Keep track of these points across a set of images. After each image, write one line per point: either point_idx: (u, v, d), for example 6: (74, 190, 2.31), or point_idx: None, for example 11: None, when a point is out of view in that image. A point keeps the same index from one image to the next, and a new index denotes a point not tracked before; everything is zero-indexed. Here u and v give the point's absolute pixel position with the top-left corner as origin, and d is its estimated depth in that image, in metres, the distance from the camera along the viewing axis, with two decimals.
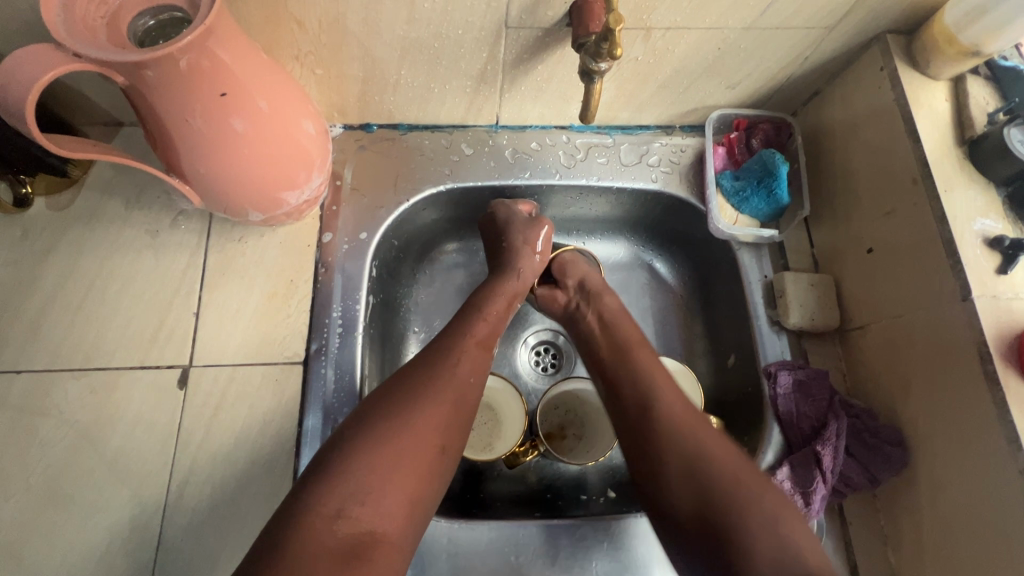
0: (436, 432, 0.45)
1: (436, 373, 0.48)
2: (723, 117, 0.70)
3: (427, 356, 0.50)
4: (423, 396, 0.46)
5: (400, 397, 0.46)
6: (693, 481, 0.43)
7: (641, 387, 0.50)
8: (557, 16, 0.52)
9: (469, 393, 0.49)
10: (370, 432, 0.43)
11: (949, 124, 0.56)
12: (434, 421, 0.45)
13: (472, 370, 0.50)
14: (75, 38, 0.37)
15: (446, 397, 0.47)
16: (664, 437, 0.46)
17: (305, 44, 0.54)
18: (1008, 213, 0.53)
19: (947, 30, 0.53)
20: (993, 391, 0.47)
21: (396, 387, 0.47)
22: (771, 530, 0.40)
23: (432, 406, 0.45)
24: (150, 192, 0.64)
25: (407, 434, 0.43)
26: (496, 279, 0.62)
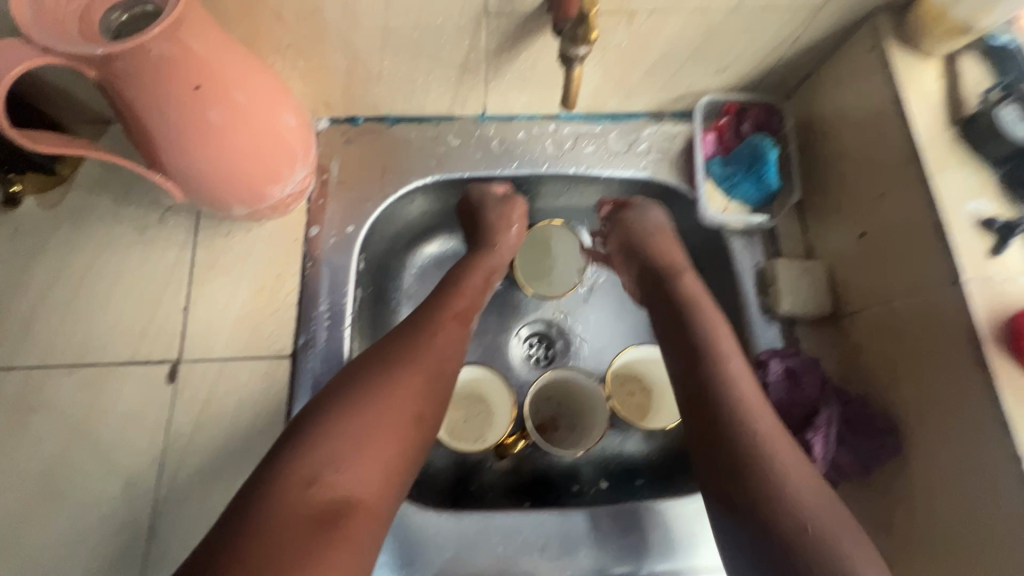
0: (413, 400, 0.45)
1: (414, 344, 0.49)
2: (713, 102, 0.68)
3: (404, 330, 0.50)
4: (400, 364, 0.47)
5: (374, 371, 0.46)
6: (764, 472, 0.45)
7: (738, 394, 0.49)
8: (536, 2, 0.52)
9: (446, 364, 0.49)
10: (346, 403, 0.43)
11: (942, 103, 0.55)
12: (410, 390, 0.46)
13: (450, 342, 0.51)
14: (44, 32, 0.37)
15: (423, 368, 0.47)
16: (744, 424, 0.48)
17: (284, 36, 0.54)
18: (1002, 193, 0.52)
19: (937, 7, 0.52)
20: (984, 376, 0.46)
21: (373, 360, 0.47)
22: (794, 525, 0.43)
23: (408, 374, 0.46)
24: (138, 189, 0.64)
25: (382, 403, 0.44)
26: (470, 258, 0.64)
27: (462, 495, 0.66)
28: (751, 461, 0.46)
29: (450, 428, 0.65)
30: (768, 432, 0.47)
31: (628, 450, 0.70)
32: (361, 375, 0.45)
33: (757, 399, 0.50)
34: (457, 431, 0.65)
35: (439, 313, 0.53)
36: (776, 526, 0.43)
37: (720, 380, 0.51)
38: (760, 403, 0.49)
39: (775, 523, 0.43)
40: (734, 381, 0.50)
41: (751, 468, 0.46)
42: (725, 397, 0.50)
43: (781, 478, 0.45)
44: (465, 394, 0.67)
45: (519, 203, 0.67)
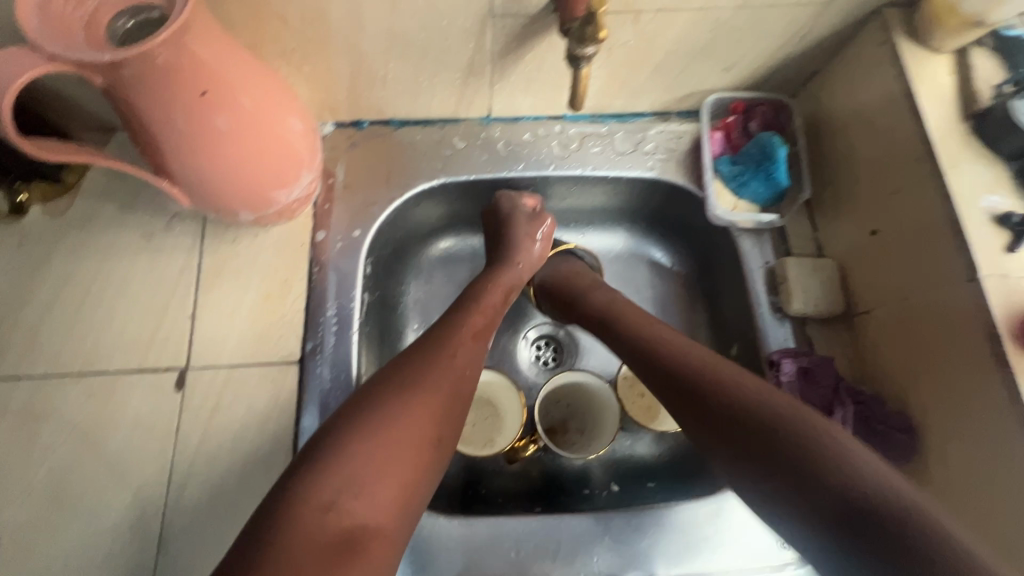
0: (429, 423, 0.45)
1: (430, 364, 0.48)
2: (720, 101, 0.68)
3: (418, 348, 0.50)
4: (417, 385, 0.46)
5: (390, 392, 0.45)
6: (768, 404, 0.44)
7: (703, 359, 0.50)
8: (542, 2, 0.51)
9: (462, 385, 0.49)
10: (362, 423, 0.43)
11: (953, 98, 0.54)
12: (427, 413, 0.45)
13: (467, 362, 0.50)
14: (50, 40, 0.37)
15: (440, 390, 0.47)
16: (732, 380, 0.47)
17: (290, 40, 0.54)
18: (1017, 188, 0.51)
19: (948, 1, 0.51)
20: (1003, 374, 0.45)
21: (388, 380, 0.46)
22: (837, 450, 0.40)
23: (425, 398, 0.45)
24: (144, 196, 0.64)
25: (399, 426, 0.43)
26: (491, 273, 0.62)
27: (472, 500, 0.65)
28: (751, 395, 0.45)
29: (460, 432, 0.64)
30: (743, 376, 0.47)
31: (638, 453, 0.70)
32: (376, 395, 0.45)
33: (753, 380, 0.47)
34: (468, 435, 0.64)
35: (457, 333, 0.52)
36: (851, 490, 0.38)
37: (676, 355, 0.51)
38: (726, 366, 0.49)
39: (841, 484, 0.38)
40: (691, 353, 0.51)
41: (751, 399, 0.45)
42: (729, 382, 0.47)
43: (799, 413, 0.43)
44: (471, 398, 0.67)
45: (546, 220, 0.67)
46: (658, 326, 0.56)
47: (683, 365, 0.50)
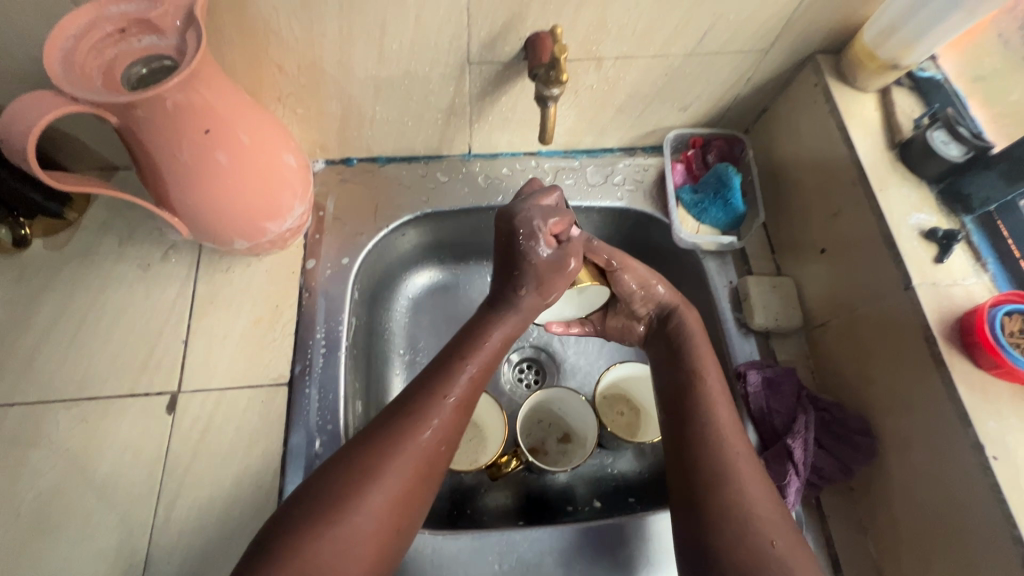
0: (395, 509, 0.45)
1: (406, 439, 0.46)
2: (680, 136, 0.74)
3: (398, 417, 0.48)
4: (391, 465, 0.45)
5: (361, 471, 0.45)
6: (735, 495, 0.46)
7: (715, 420, 0.51)
8: (514, 51, 0.58)
9: (435, 462, 0.48)
10: (332, 507, 0.43)
11: (881, 131, 0.61)
12: (394, 497, 0.45)
13: (443, 439, 0.48)
14: (71, 83, 0.42)
15: (420, 448, 0.47)
16: (724, 461, 0.48)
17: (286, 86, 0.59)
18: (941, 208, 0.57)
19: (867, 47, 0.59)
20: (941, 372, 0.50)
21: (360, 456, 0.46)
22: (743, 513, 0.45)
23: (405, 459, 0.46)
24: (142, 230, 0.68)
25: (367, 513, 0.43)
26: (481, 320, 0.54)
27: (458, 519, 0.67)
28: (724, 484, 0.47)
29: None
30: (740, 453, 0.49)
31: (620, 469, 0.72)
32: (348, 474, 0.45)
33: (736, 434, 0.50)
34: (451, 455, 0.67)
35: (438, 399, 0.49)
36: (724, 538, 0.44)
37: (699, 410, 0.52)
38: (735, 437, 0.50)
39: (721, 531, 0.45)
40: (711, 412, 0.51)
41: (719, 485, 0.47)
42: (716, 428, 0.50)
43: (756, 520, 0.45)
44: None
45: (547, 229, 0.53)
46: (704, 368, 0.54)
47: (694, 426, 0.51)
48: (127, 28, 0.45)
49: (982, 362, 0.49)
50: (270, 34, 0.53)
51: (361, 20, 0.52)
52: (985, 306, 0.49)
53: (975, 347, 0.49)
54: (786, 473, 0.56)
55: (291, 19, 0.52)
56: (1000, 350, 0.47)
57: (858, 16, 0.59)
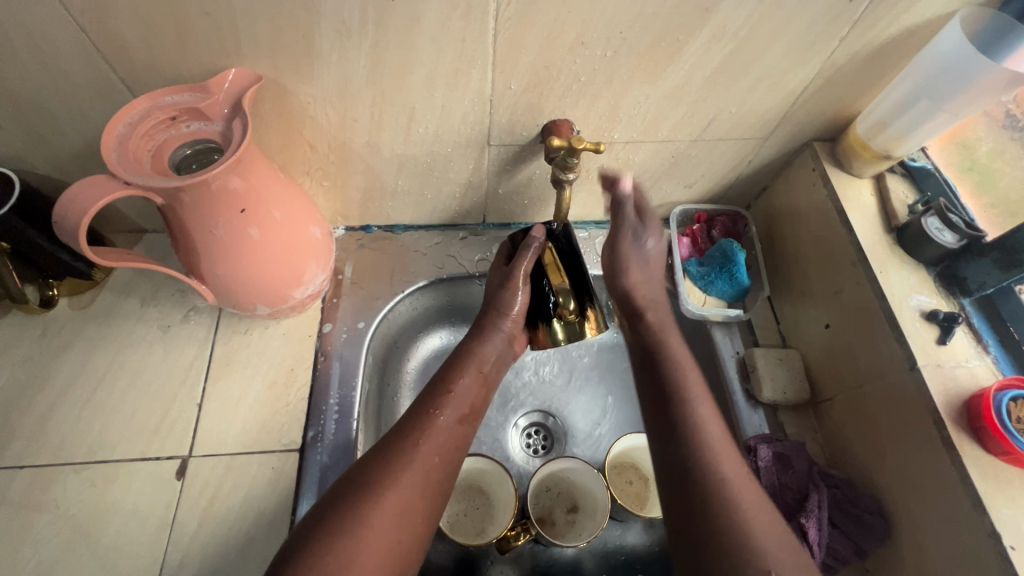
0: (404, 513, 0.46)
1: (405, 453, 0.49)
2: (685, 212, 0.78)
3: (397, 436, 0.50)
4: (397, 476, 0.47)
5: (364, 484, 0.46)
6: (728, 500, 0.46)
7: (713, 451, 0.49)
8: (531, 135, 0.62)
9: (434, 474, 0.49)
10: (337, 522, 0.44)
11: (877, 215, 0.64)
12: (398, 506, 0.46)
13: (437, 450, 0.51)
14: (123, 165, 0.45)
15: (433, 439, 0.51)
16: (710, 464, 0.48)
17: (315, 162, 0.63)
18: (939, 290, 0.60)
19: (861, 139, 0.64)
20: (952, 455, 0.51)
21: (384, 452, 0.49)
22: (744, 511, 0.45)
23: (428, 446, 0.50)
24: (165, 291, 0.70)
25: (375, 522, 0.44)
26: (468, 347, 0.60)
27: None
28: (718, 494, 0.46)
29: (450, 523, 0.65)
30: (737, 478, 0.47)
31: (629, 542, 0.70)
32: (351, 492, 0.46)
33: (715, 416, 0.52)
34: (458, 526, 0.66)
35: (430, 416, 0.52)
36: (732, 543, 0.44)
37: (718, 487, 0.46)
38: (741, 480, 0.47)
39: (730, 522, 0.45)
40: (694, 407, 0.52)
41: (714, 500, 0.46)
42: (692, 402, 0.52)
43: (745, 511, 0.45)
44: (464, 487, 0.68)
45: (521, 266, 0.60)
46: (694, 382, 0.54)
47: (702, 484, 0.47)
48: (178, 115, 0.49)
49: (992, 447, 0.50)
50: (307, 118, 0.57)
51: (392, 108, 0.56)
52: (990, 390, 0.51)
53: (984, 432, 0.50)
54: None
55: (328, 106, 0.56)
56: (1008, 437, 0.48)
57: (851, 110, 0.64)
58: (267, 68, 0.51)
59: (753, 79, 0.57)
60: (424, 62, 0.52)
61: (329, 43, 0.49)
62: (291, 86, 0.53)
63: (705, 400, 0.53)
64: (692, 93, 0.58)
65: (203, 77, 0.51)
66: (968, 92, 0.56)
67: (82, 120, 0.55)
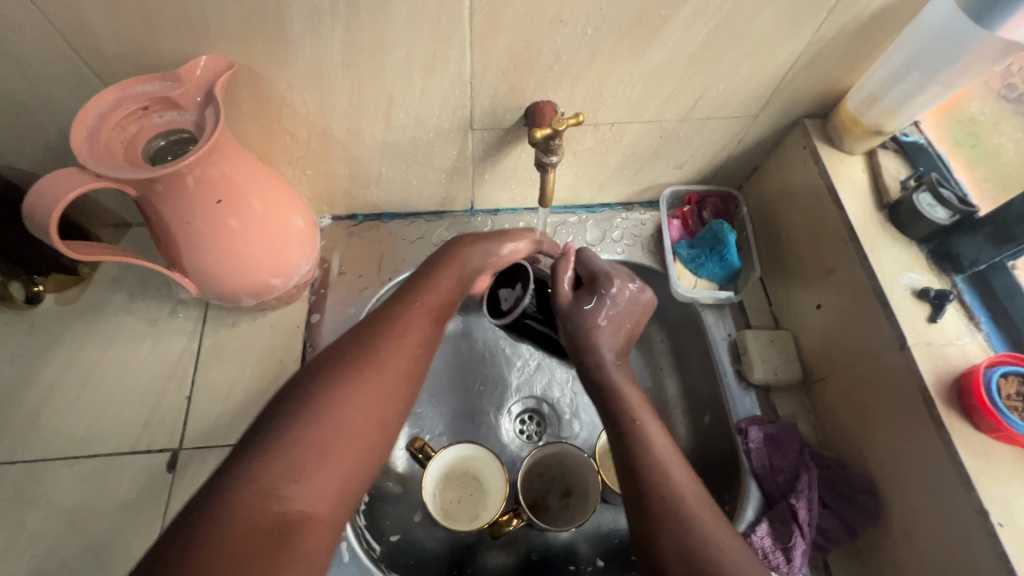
0: (334, 453, 0.42)
1: (357, 368, 0.46)
2: (676, 193, 0.76)
3: (343, 356, 0.47)
4: (329, 402, 0.43)
5: (289, 415, 0.42)
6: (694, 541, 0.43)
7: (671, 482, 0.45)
8: (515, 117, 0.61)
9: (387, 403, 0.46)
10: (273, 440, 0.41)
11: (869, 192, 0.63)
12: (333, 431, 0.42)
13: (391, 372, 0.47)
14: (93, 157, 0.44)
15: (382, 360, 0.47)
16: (671, 500, 0.44)
17: (296, 150, 0.62)
18: (931, 267, 0.59)
19: (851, 115, 0.62)
20: (940, 433, 0.50)
21: (329, 365, 0.46)
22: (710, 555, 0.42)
23: (376, 368, 0.46)
24: (152, 285, 0.69)
25: (307, 456, 0.41)
26: (433, 274, 0.55)
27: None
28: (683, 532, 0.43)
29: (445, 510, 0.66)
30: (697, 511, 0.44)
31: (623, 526, 0.71)
32: (279, 421, 0.42)
33: (668, 450, 0.48)
34: (452, 512, 0.66)
35: (381, 338, 0.48)
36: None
37: (668, 503, 0.44)
38: (705, 514, 0.44)
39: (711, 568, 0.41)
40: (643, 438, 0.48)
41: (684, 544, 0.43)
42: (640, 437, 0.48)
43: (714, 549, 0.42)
44: (457, 474, 0.68)
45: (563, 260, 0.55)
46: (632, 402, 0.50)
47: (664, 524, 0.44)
48: (151, 105, 0.48)
49: (980, 425, 0.50)
50: (284, 106, 0.56)
51: (371, 93, 0.55)
52: (981, 368, 0.50)
53: (973, 410, 0.50)
54: (791, 535, 0.56)
55: (305, 93, 0.55)
56: (998, 415, 0.48)
57: (842, 84, 0.62)
58: (239, 54, 0.50)
59: (740, 53, 0.56)
60: (400, 44, 0.51)
61: (301, 28, 0.48)
62: (266, 72, 0.52)
63: (655, 427, 0.49)
64: (678, 70, 0.57)
65: (175, 65, 0.50)
66: (963, 60, 0.53)
67: (56, 112, 0.54)
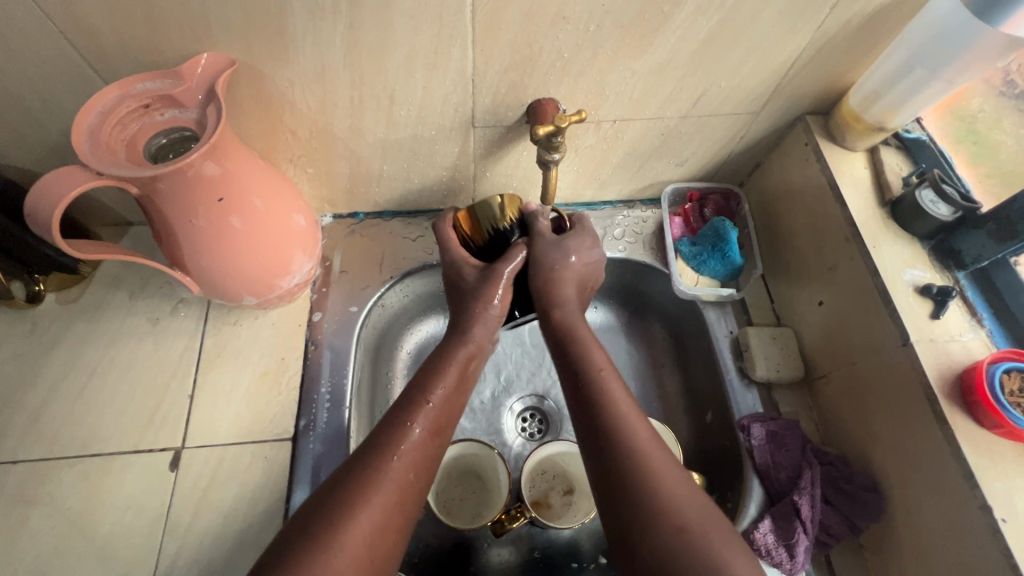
0: (371, 542, 0.42)
1: (391, 442, 0.48)
2: (677, 190, 0.76)
3: (371, 446, 0.48)
4: (362, 499, 0.44)
5: (336, 503, 0.43)
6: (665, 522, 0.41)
7: (651, 472, 0.44)
8: (517, 115, 0.61)
9: (408, 491, 0.47)
10: (327, 524, 0.42)
11: (871, 189, 0.63)
12: (374, 521, 0.43)
13: (412, 466, 0.47)
14: (95, 156, 0.44)
15: (409, 449, 0.48)
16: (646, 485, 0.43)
17: (298, 148, 0.62)
18: (934, 264, 0.59)
19: (853, 111, 0.62)
20: (943, 429, 0.50)
21: (365, 456, 0.47)
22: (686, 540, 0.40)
23: (405, 453, 0.47)
24: (153, 284, 0.69)
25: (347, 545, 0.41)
26: (448, 348, 0.56)
27: None
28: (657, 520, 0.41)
29: (447, 508, 0.65)
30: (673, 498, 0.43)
31: None
32: (328, 511, 0.43)
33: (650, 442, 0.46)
34: (454, 510, 0.65)
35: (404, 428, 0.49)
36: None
37: (642, 490, 0.43)
38: (684, 501, 0.42)
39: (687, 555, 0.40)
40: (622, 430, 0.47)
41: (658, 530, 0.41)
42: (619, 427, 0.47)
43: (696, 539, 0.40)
44: (459, 472, 0.69)
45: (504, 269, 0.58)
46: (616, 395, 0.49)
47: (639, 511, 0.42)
48: (152, 103, 0.48)
49: (984, 420, 0.50)
50: (286, 104, 0.56)
51: (373, 90, 0.55)
52: (984, 364, 0.50)
53: (976, 406, 0.50)
54: (795, 532, 0.56)
55: (307, 91, 0.55)
56: (1001, 411, 0.48)
57: (844, 81, 0.62)
58: (240, 51, 0.50)
59: (743, 50, 0.55)
60: (403, 42, 0.50)
61: (302, 26, 0.48)
62: (267, 70, 0.52)
63: (632, 418, 0.48)
64: (681, 66, 0.57)
65: (177, 63, 0.50)
66: (965, 57, 0.54)
67: (57, 111, 0.54)
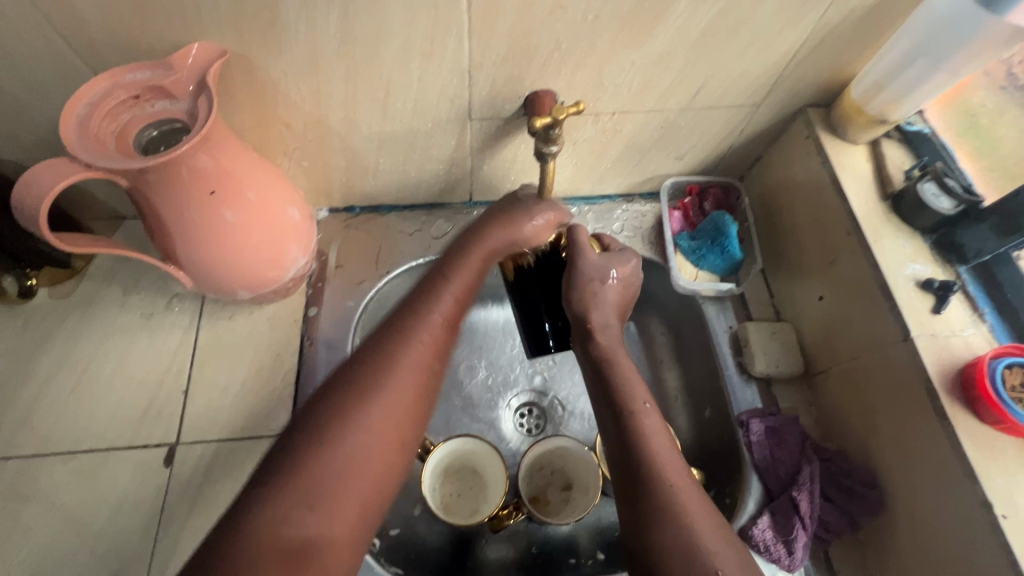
0: (346, 476, 0.42)
1: (379, 372, 0.46)
2: (676, 184, 0.76)
3: (358, 371, 0.47)
4: (340, 430, 0.43)
5: (312, 431, 0.43)
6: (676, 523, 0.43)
7: (663, 467, 0.46)
8: (514, 107, 0.60)
9: (395, 428, 0.46)
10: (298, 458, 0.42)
11: (872, 182, 0.62)
12: (347, 457, 0.43)
13: (398, 399, 0.46)
14: (83, 147, 0.43)
15: (398, 380, 0.47)
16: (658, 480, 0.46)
17: (292, 141, 0.61)
18: (935, 258, 0.58)
19: (855, 103, 0.61)
20: (944, 425, 0.50)
21: (348, 384, 0.46)
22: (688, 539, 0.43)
23: (393, 384, 0.46)
24: (146, 278, 0.68)
25: (318, 480, 0.41)
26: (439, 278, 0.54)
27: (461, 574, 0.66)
28: (669, 515, 0.44)
29: (444, 504, 0.65)
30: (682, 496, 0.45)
31: None
32: (303, 441, 0.42)
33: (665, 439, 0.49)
34: (452, 506, 0.65)
35: (394, 359, 0.48)
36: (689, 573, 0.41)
37: (658, 487, 0.45)
38: (690, 497, 0.45)
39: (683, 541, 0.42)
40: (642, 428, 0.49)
41: (668, 527, 0.43)
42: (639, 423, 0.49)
43: (694, 527, 0.43)
44: (456, 467, 0.68)
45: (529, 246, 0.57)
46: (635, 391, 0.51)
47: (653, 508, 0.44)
48: (142, 93, 0.47)
49: (985, 416, 0.49)
50: (280, 95, 0.55)
51: (367, 82, 0.54)
52: (986, 359, 0.50)
53: (977, 402, 0.49)
54: (793, 528, 0.55)
55: (300, 83, 0.54)
56: (1002, 407, 0.47)
57: (846, 72, 0.61)
58: (232, 41, 0.49)
59: (744, 41, 0.55)
60: (397, 32, 0.50)
61: (295, 15, 0.47)
62: (259, 60, 0.51)
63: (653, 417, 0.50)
64: (680, 58, 0.56)
65: (167, 53, 0.49)
66: (969, 49, 0.53)
67: (46, 102, 0.53)
